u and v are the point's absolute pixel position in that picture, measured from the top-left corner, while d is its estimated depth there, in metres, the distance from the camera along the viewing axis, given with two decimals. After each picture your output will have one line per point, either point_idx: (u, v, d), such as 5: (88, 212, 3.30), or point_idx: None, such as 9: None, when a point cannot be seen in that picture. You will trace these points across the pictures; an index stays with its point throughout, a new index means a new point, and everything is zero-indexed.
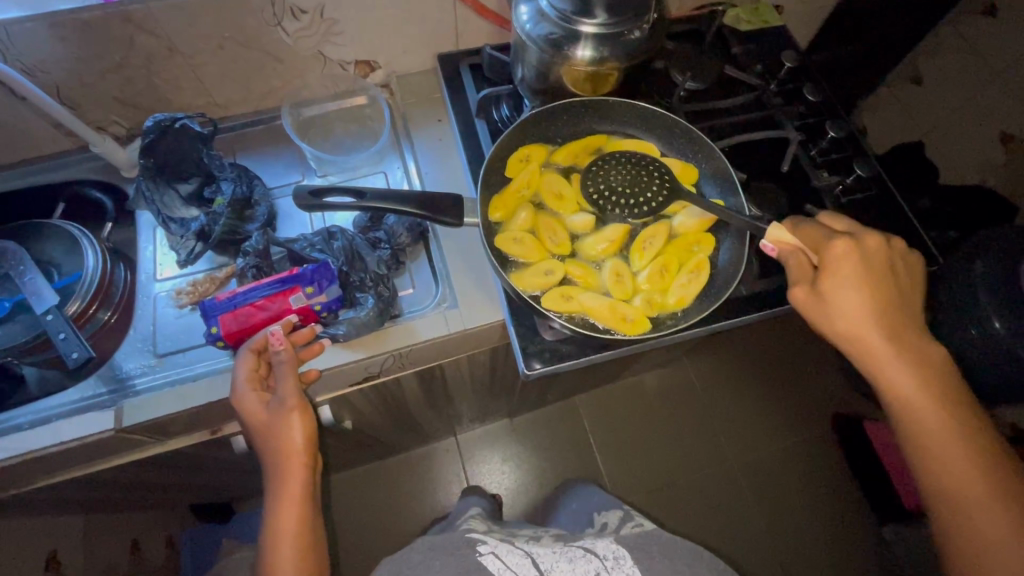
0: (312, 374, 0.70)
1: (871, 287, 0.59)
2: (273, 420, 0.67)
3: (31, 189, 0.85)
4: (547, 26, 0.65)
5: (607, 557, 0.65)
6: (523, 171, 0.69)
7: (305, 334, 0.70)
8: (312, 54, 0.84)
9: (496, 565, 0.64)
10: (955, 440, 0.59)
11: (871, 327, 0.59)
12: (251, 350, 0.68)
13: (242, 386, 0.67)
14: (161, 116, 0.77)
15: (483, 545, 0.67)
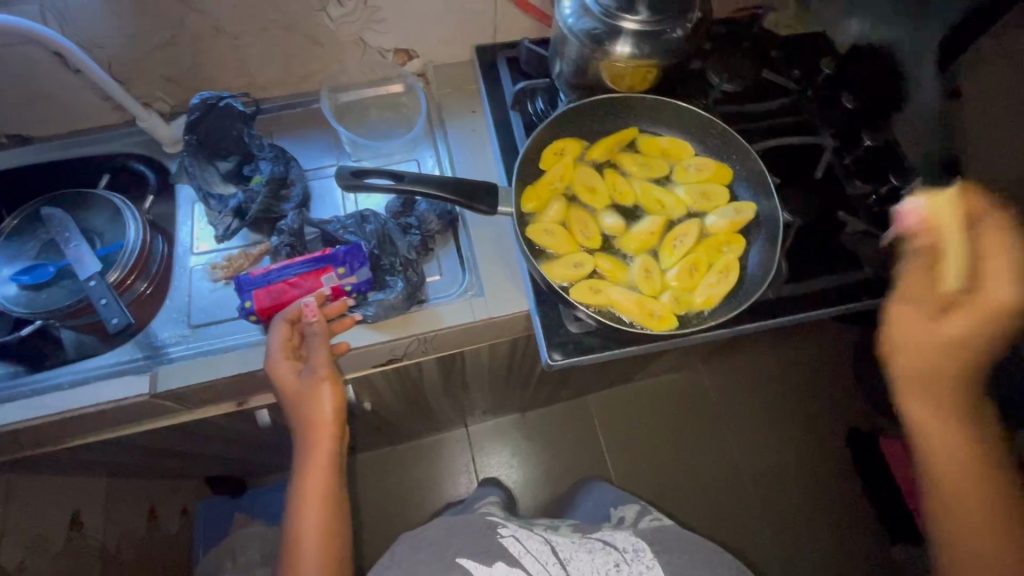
0: (341, 347, 0.72)
1: (956, 331, 0.57)
2: (304, 390, 0.69)
3: (79, 160, 0.88)
4: (589, 21, 0.66)
5: (626, 550, 0.71)
6: (557, 164, 0.69)
7: (337, 307, 0.72)
8: (353, 40, 0.85)
9: (515, 548, 0.70)
10: (977, 480, 0.60)
11: (934, 366, 0.59)
12: (285, 321, 0.70)
13: (276, 354, 0.69)
14: (208, 94, 0.78)
15: (503, 529, 0.74)
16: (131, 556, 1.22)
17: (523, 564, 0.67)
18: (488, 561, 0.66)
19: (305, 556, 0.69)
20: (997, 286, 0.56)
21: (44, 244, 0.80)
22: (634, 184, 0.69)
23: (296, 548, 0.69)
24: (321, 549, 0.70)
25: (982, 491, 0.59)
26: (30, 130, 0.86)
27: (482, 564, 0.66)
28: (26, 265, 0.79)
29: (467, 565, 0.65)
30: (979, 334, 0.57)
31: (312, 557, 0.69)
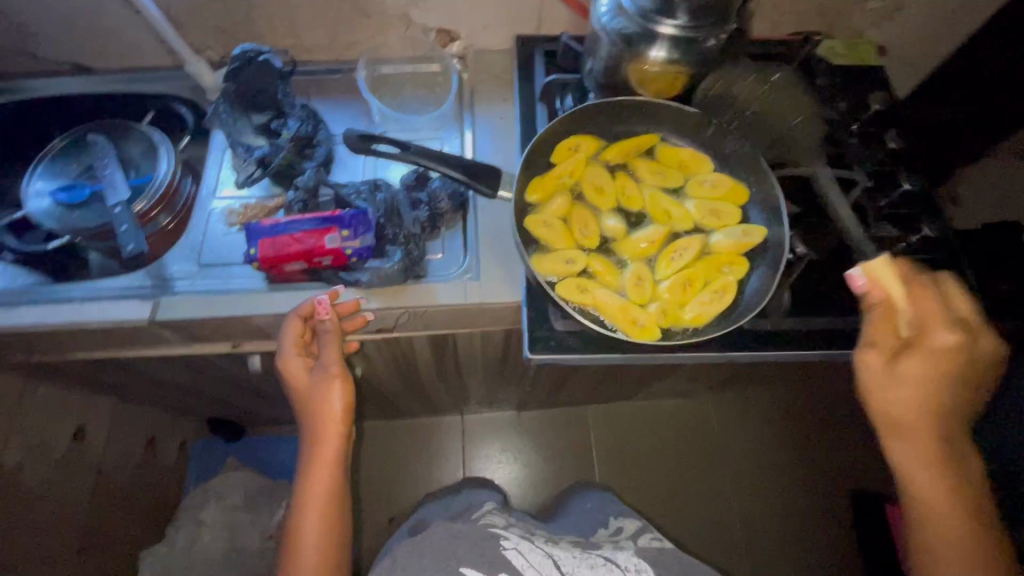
0: (353, 345, 0.83)
1: (921, 380, 0.59)
2: (317, 385, 0.75)
3: (130, 96, 0.93)
4: (624, 22, 0.65)
5: (629, 567, 0.74)
6: (569, 160, 0.68)
7: (349, 305, 0.74)
8: (397, 15, 0.87)
9: (519, 560, 0.71)
10: (961, 529, 0.59)
11: (907, 414, 0.60)
12: (298, 317, 0.73)
13: (289, 349, 0.74)
14: (249, 47, 0.81)
15: (506, 540, 0.75)
16: (125, 478, 1.29)
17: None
18: (492, 571, 0.68)
19: (305, 548, 0.72)
20: (938, 331, 0.60)
21: (83, 167, 0.86)
22: (643, 191, 0.68)
23: (298, 540, 0.73)
24: (322, 543, 0.73)
25: (969, 543, 0.58)
26: (91, 62, 0.92)
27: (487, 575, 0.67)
28: (64, 183, 0.84)
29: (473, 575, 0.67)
30: (939, 378, 0.59)
31: (313, 551, 0.72)
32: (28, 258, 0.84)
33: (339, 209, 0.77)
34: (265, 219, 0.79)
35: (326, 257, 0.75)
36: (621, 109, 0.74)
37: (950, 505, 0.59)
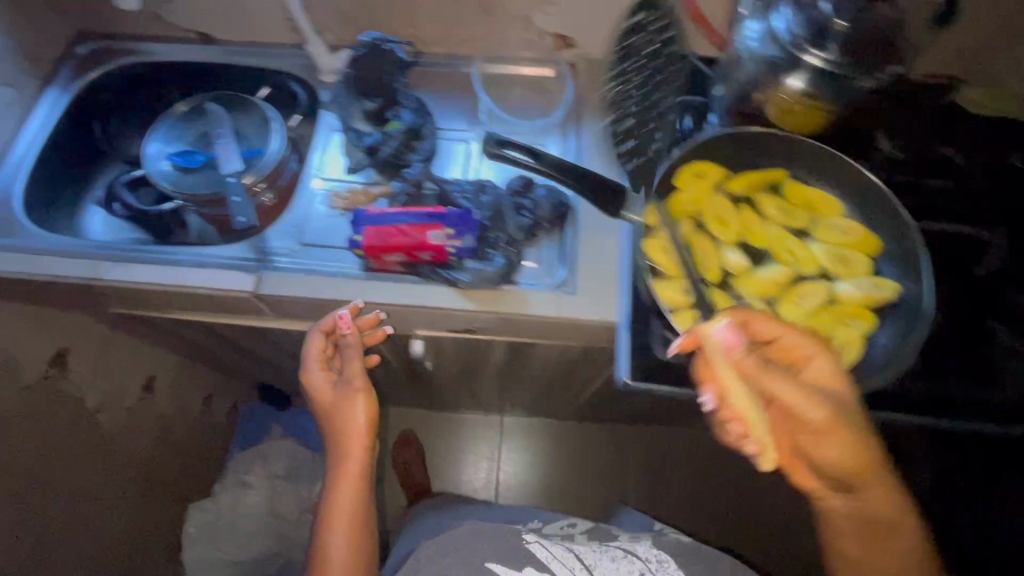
0: (373, 361, 0.86)
1: (843, 438, 0.57)
2: (341, 401, 0.83)
3: (247, 68, 0.96)
4: (772, 48, 0.64)
5: (650, 559, 0.77)
6: (693, 187, 0.66)
7: (369, 320, 0.78)
8: (519, 17, 0.86)
9: (544, 555, 0.74)
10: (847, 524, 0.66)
11: (817, 450, 0.60)
12: (321, 332, 0.79)
13: (312, 363, 0.82)
14: (377, 35, 0.83)
15: (528, 535, 0.78)
16: (182, 431, 1.33)
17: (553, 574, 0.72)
18: (517, 568, 0.72)
19: (338, 549, 0.81)
20: (815, 414, 0.56)
21: (198, 133, 0.88)
22: (767, 228, 0.65)
23: (327, 542, 0.81)
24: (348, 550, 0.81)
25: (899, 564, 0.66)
26: (215, 31, 0.94)
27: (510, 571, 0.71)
28: (179, 147, 0.87)
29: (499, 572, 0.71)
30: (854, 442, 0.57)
31: (343, 553, 0.81)
32: (139, 216, 0.88)
33: (444, 207, 0.77)
34: (370, 208, 0.80)
35: (427, 253, 0.75)
36: (758, 141, 0.68)
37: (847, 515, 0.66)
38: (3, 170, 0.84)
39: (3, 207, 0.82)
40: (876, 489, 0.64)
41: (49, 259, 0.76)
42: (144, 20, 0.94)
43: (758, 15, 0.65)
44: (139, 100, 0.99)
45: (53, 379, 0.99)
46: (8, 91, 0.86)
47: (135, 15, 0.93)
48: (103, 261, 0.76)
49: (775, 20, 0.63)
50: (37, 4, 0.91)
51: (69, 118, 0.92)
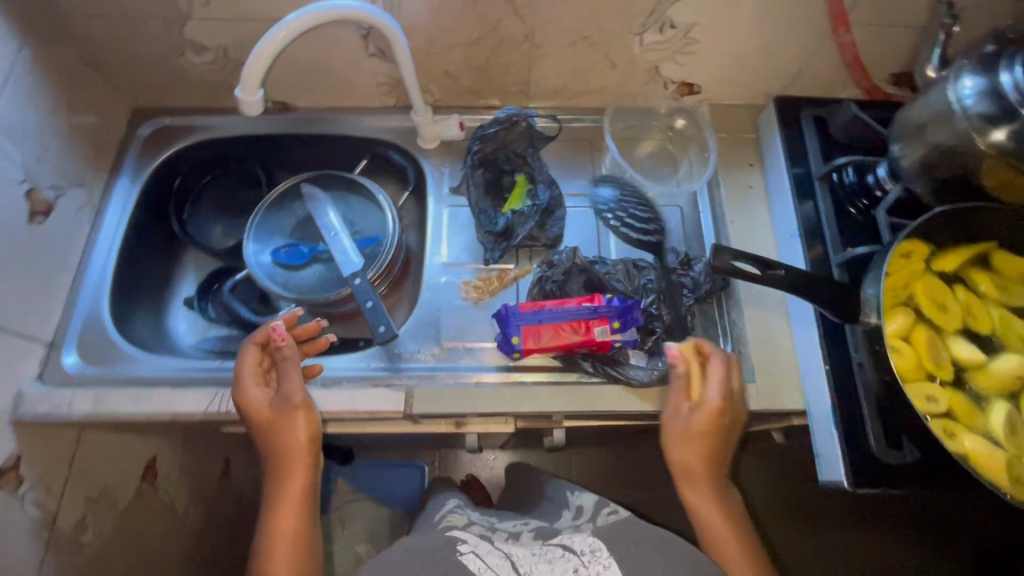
0: (313, 369, 0.68)
1: (706, 441, 0.62)
2: (281, 415, 0.62)
3: (334, 138, 0.86)
4: (992, 108, 0.56)
5: (583, 551, 0.51)
6: (909, 270, 0.60)
7: (310, 326, 0.68)
8: (648, 68, 0.78)
9: (477, 565, 0.49)
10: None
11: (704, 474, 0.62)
12: (254, 344, 0.66)
13: (245, 378, 0.64)
14: (512, 108, 0.77)
15: (463, 542, 0.53)
16: None
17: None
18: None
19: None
20: (698, 419, 0.62)
21: (298, 220, 0.81)
22: (990, 309, 0.61)
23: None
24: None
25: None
26: (297, 99, 0.84)
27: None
28: (283, 242, 0.79)
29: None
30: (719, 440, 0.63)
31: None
32: (251, 326, 0.80)
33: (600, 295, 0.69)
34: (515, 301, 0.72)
35: (593, 348, 0.68)
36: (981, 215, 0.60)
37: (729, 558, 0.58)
38: (88, 285, 0.75)
39: (96, 330, 0.74)
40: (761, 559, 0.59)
41: (168, 393, 0.68)
42: (215, 91, 0.83)
43: (981, 69, 0.58)
44: (216, 178, 0.89)
45: (146, 497, 0.83)
46: (79, 192, 0.77)
47: (204, 87, 0.82)
48: (230, 389, 0.69)
49: (999, 76, 0.56)
50: (93, 83, 0.79)
51: (142, 210, 0.82)
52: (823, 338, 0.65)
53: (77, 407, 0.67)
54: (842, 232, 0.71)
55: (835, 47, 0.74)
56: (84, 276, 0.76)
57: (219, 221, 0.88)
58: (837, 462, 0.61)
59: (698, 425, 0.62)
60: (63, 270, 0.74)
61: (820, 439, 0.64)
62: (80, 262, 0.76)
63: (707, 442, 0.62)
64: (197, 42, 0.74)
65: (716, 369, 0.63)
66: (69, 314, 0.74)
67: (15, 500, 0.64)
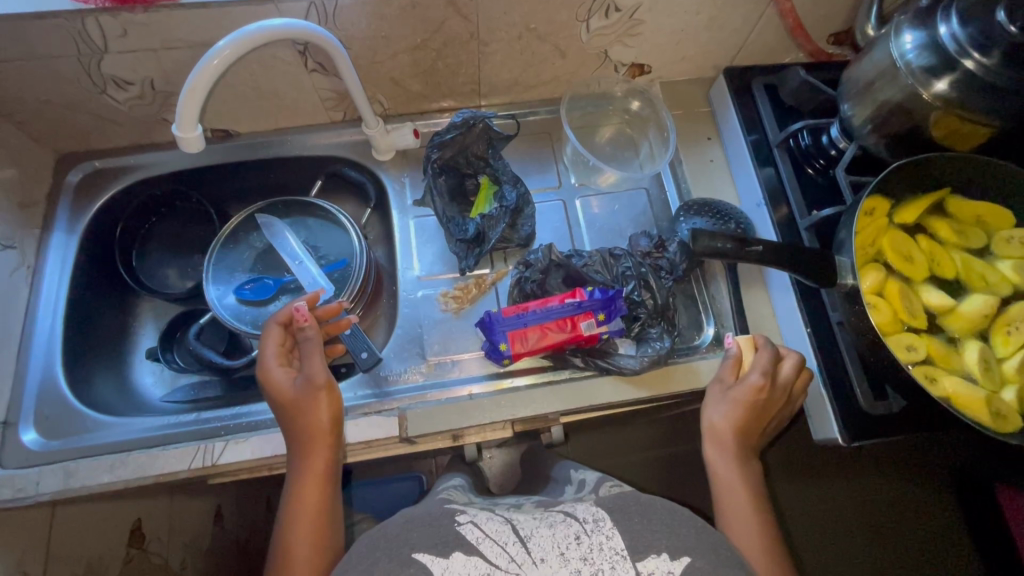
0: (338, 349, 0.69)
1: (742, 406, 0.61)
2: (300, 398, 0.57)
3: (284, 160, 0.82)
4: (935, 60, 0.57)
5: (586, 519, 0.48)
6: (874, 226, 0.61)
7: (332, 309, 0.67)
8: (597, 53, 0.77)
9: (474, 535, 0.46)
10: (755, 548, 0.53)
11: (732, 438, 0.60)
12: (278, 324, 0.62)
13: (268, 359, 0.60)
14: (469, 111, 0.75)
15: (461, 513, 0.50)
16: None
17: (481, 558, 0.44)
18: (444, 555, 0.44)
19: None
20: (735, 392, 0.62)
21: (257, 253, 0.77)
22: (953, 254, 0.63)
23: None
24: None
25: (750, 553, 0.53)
26: (238, 125, 0.79)
27: (438, 559, 0.44)
28: (245, 278, 0.75)
29: (425, 562, 0.44)
30: (754, 409, 0.61)
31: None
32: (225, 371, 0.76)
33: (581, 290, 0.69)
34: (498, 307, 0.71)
35: (582, 344, 0.68)
36: (936, 165, 0.62)
37: (748, 527, 0.55)
38: (36, 353, 0.70)
39: (53, 400, 0.69)
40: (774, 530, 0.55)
41: (147, 455, 0.64)
42: (147, 127, 0.77)
43: (919, 24, 0.59)
44: (162, 219, 0.83)
45: (138, 561, 0.77)
46: (11, 254, 0.71)
47: (134, 124, 0.77)
48: (213, 441, 0.65)
49: (940, 28, 0.57)
50: (8, 135, 0.72)
51: (84, 264, 0.77)
52: (802, 301, 0.67)
53: (47, 485, 0.62)
54: (806, 195, 0.73)
55: (777, 13, 0.74)
56: (31, 343, 0.70)
57: (172, 264, 0.83)
58: (831, 420, 0.63)
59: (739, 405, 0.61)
60: (4, 340, 0.68)
61: (812, 400, 0.66)
62: (24, 329, 0.70)
63: (741, 419, 0.61)
64: (118, 77, 0.68)
65: (763, 359, 0.62)
66: (21, 388, 0.68)
67: None
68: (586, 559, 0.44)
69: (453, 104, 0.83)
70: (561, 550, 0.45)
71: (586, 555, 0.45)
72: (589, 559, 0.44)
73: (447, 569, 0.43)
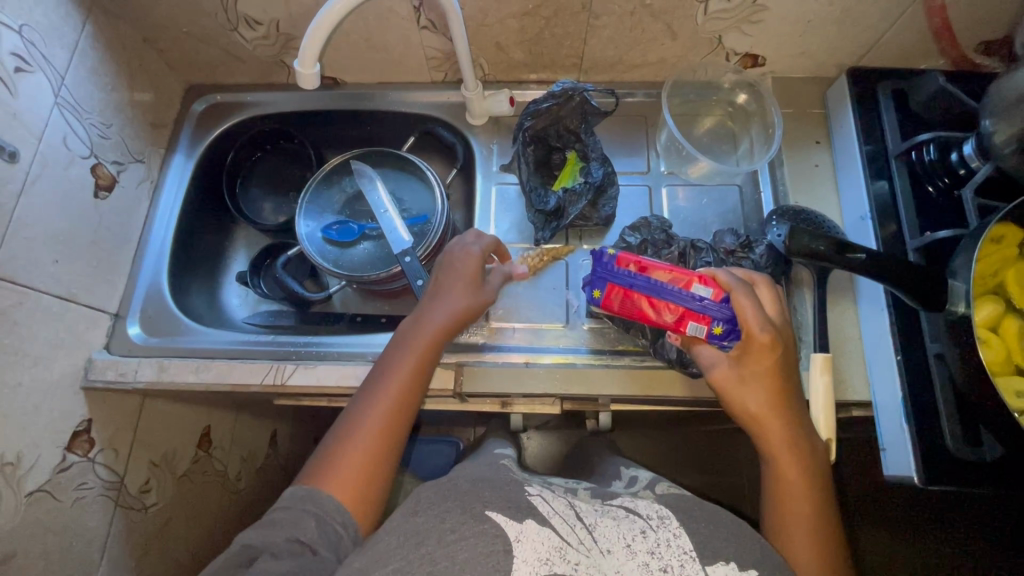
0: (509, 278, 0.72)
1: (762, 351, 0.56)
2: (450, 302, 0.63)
3: (384, 113, 0.85)
4: None
5: (650, 515, 0.49)
6: (999, 256, 0.55)
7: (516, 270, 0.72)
8: (710, 38, 0.74)
9: (545, 509, 0.47)
10: (803, 508, 0.54)
11: (775, 404, 0.56)
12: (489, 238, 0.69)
13: (453, 254, 0.66)
14: (570, 82, 0.74)
15: (529, 486, 0.52)
16: None
17: (552, 531, 0.45)
18: (516, 519, 0.45)
19: (349, 457, 0.53)
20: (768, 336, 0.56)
21: (347, 198, 0.81)
22: None
23: (350, 425, 0.55)
24: (362, 471, 0.53)
25: (805, 510, 0.54)
26: (346, 75, 0.83)
27: (512, 522, 0.45)
28: (333, 219, 0.80)
29: (499, 522, 0.45)
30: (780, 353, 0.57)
31: (347, 474, 0.52)
32: (303, 302, 0.82)
33: (724, 290, 0.58)
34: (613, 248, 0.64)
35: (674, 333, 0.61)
36: None
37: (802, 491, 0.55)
38: (149, 257, 0.78)
39: (156, 301, 0.76)
40: (808, 492, 0.55)
41: (227, 364, 0.70)
42: (267, 67, 0.83)
43: None
44: (267, 154, 0.90)
45: (202, 462, 0.86)
46: (139, 167, 0.79)
47: (257, 64, 0.82)
48: (285, 363, 0.70)
49: None
50: (150, 60, 0.80)
51: (195, 187, 0.84)
52: (896, 326, 0.61)
53: (143, 375, 0.70)
54: (922, 214, 0.66)
55: (922, 12, 0.68)
56: (144, 250, 0.78)
57: (269, 198, 0.89)
58: (907, 456, 0.58)
59: (758, 367, 0.57)
60: (126, 242, 0.76)
61: (889, 432, 0.61)
62: (141, 235, 0.79)
63: (765, 370, 0.57)
64: (251, 17, 0.73)
65: (767, 291, 0.60)
66: (130, 287, 0.76)
67: (87, 462, 0.67)
68: (654, 553, 0.45)
69: (551, 76, 0.83)
70: (627, 542, 0.46)
71: (653, 549, 0.45)
72: (656, 552, 0.45)
73: (521, 533, 0.44)
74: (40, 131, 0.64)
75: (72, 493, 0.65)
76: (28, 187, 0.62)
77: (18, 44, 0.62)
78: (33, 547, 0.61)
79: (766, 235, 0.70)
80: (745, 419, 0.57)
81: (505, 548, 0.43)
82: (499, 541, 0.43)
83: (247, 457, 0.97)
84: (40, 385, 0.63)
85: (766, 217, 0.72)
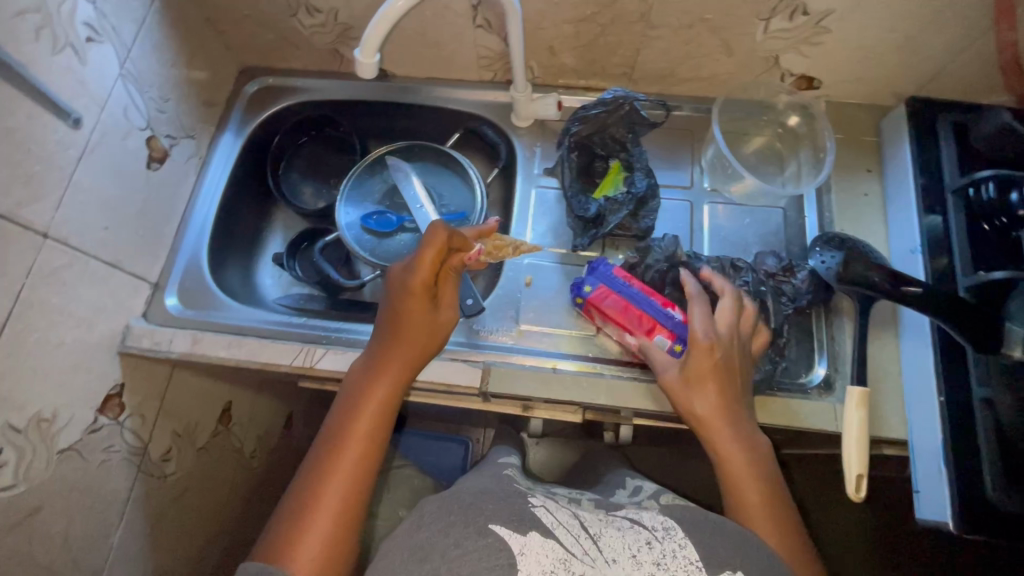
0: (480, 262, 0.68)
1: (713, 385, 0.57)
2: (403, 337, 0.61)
3: (429, 108, 0.86)
4: None
5: (655, 526, 0.48)
6: None
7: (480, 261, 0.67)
8: (767, 57, 0.73)
9: (549, 519, 0.47)
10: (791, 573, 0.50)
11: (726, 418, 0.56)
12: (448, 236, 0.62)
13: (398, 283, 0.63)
14: (620, 90, 0.75)
15: (533, 497, 0.51)
16: None
17: (556, 542, 0.44)
18: (521, 532, 0.45)
19: (313, 522, 0.52)
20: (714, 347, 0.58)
21: (387, 188, 0.82)
22: None
23: (305, 491, 0.54)
24: (334, 525, 0.52)
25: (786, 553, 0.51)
26: (396, 68, 0.84)
27: (515, 535, 0.44)
28: (373, 208, 0.80)
29: (503, 536, 0.44)
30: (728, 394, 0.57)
31: (314, 546, 0.51)
32: (336, 288, 0.83)
33: None
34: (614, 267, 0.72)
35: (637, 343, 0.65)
36: None
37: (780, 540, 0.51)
38: (190, 233, 0.80)
39: (195, 276, 0.78)
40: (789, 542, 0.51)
41: (259, 343, 0.71)
42: (321, 55, 0.84)
43: None
44: (311, 140, 0.91)
45: (221, 437, 0.87)
46: (190, 143, 0.80)
47: (311, 51, 0.84)
48: (315, 346, 0.70)
49: None
50: (210, 40, 0.82)
51: (241, 165, 0.86)
52: (940, 362, 0.60)
53: (178, 345, 0.71)
54: (975, 252, 0.64)
55: (992, 45, 0.65)
56: (186, 227, 0.79)
57: (309, 183, 0.90)
58: (944, 499, 0.56)
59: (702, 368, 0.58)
60: (170, 218, 0.78)
61: (924, 475, 0.59)
62: (185, 210, 0.80)
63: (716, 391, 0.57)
64: (311, 4, 0.75)
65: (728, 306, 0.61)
66: (171, 261, 0.78)
67: (116, 426, 0.68)
68: (660, 564, 0.44)
69: (601, 84, 0.82)
70: (632, 553, 0.45)
71: (658, 560, 0.44)
72: (662, 563, 0.44)
73: (524, 545, 0.43)
74: (103, 100, 0.66)
75: (99, 454, 0.67)
76: (87, 154, 0.64)
77: (90, 15, 0.64)
78: (58, 502, 0.62)
79: (809, 261, 0.69)
80: (692, 421, 0.58)
81: (510, 562, 0.42)
82: (503, 555, 0.43)
83: (264, 437, 0.99)
84: (81, 347, 0.65)
85: (810, 242, 0.71)
